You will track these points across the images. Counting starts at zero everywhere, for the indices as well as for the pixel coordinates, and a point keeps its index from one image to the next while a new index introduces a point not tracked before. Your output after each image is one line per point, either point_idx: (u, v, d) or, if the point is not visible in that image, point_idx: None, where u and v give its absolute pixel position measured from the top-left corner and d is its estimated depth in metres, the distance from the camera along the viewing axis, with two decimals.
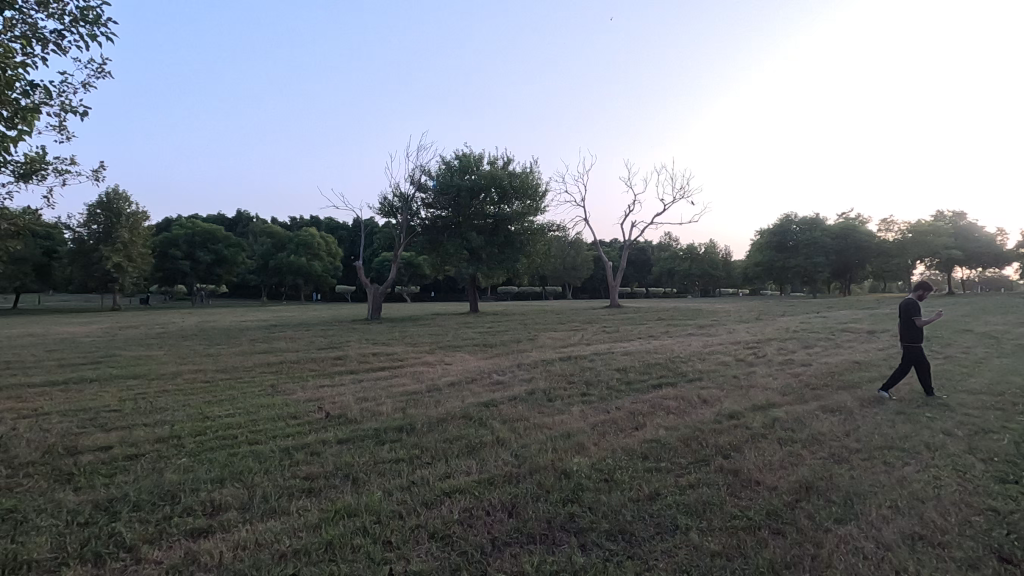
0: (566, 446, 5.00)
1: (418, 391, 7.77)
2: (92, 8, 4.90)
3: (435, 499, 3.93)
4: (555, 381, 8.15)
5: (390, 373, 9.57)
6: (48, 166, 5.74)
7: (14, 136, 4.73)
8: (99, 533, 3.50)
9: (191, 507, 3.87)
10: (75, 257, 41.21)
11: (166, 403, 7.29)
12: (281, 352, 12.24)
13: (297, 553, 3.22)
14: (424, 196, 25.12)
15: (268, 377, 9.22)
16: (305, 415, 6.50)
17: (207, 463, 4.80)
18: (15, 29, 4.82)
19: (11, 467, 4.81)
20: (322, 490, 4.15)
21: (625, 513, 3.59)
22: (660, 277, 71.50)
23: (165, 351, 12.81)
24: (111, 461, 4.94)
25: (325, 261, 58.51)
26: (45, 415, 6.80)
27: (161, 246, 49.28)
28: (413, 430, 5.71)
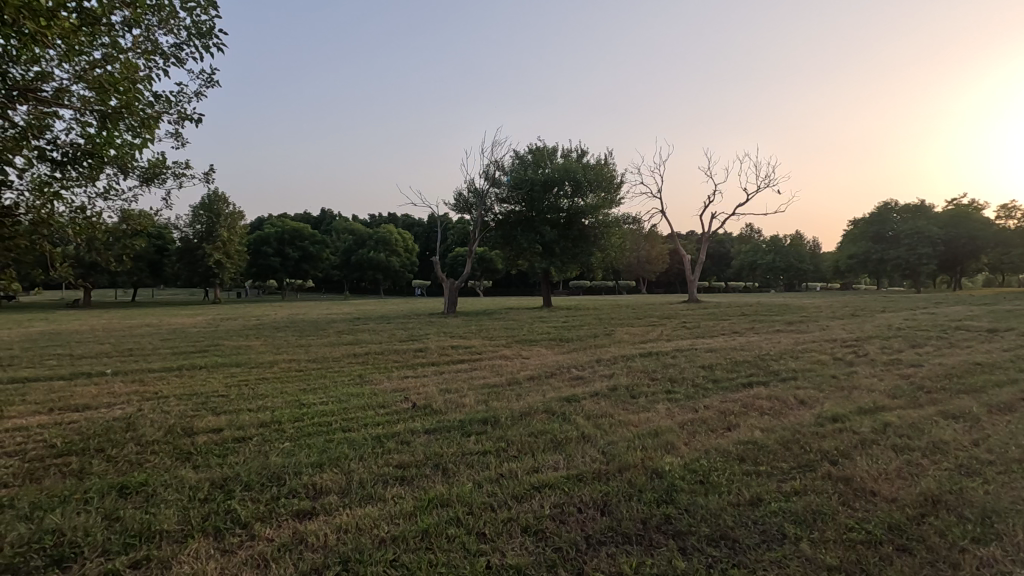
0: (654, 445, 4.84)
1: (500, 384, 7.84)
2: (206, 20, 5.27)
3: (524, 493, 3.91)
4: (638, 377, 7.95)
5: (470, 365, 9.73)
6: (168, 171, 6.27)
7: (140, 143, 5.18)
8: (217, 509, 3.78)
9: (296, 489, 4.09)
10: (183, 254, 45.35)
11: (266, 390, 7.80)
12: (365, 344, 12.80)
13: (395, 539, 3.31)
14: (498, 191, 25.48)
15: (356, 367, 9.64)
16: (392, 404, 6.73)
17: (306, 448, 5.07)
18: (141, 46, 5.25)
19: (139, 445, 5.31)
20: (415, 479, 4.26)
21: (725, 517, 3.41)
22: (741, 272, 68.38)
23: (262, 341, 13.75)
24: (223, 442, 5.34)
25: (403, 258, 60.66)
26: (164, 398, 7.49)
27: (255, 244, 53.07)
28: (496, 423, 5.74)
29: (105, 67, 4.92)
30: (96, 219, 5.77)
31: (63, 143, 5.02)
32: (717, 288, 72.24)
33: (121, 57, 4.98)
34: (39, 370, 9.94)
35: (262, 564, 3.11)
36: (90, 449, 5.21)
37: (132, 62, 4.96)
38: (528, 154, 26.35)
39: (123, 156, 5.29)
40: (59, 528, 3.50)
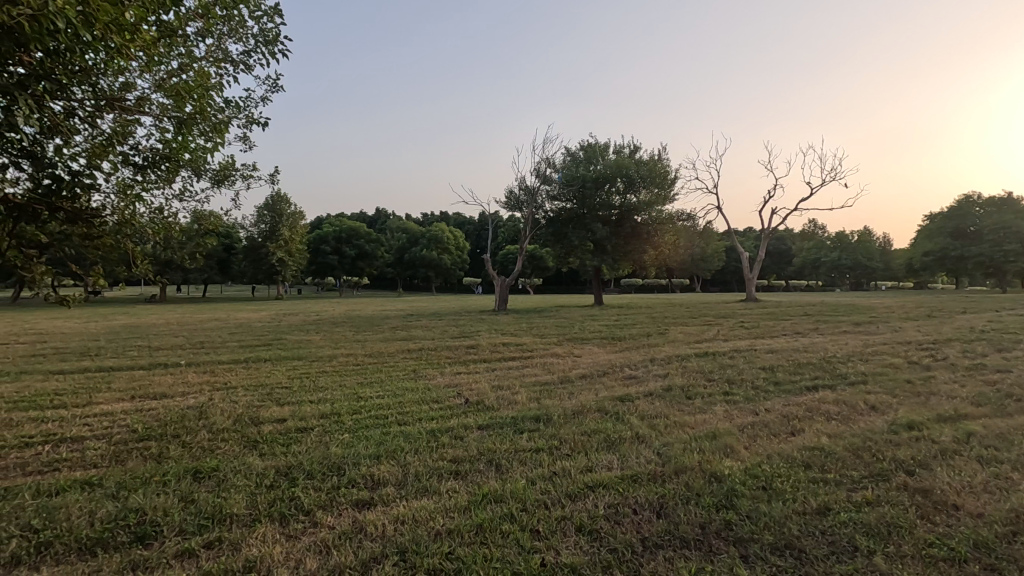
0: (713, 447, 4.69)
1: (552, 382, 7.81)
2: (272, 28, 5.50)
3: (578, 492, 3.88)
4: (694, 378, 7.73)
5: (521, 362, 9.75)
6: (237, 173, 6.59)
7: (212, 147, 5.48)
8: (283, 495, 3.95)
9: (355, 480, 4.22)
10: (248, 253, 47.81)
11: (326, 383, 8.11)
12: (419, 340, 13.07)
13: (450, 532, 3.36)
14: (549, 189, 25.37)
15: (410, 362, 9.87)
16: (446, 400, 6.83)
17: (364, 439, 5.23)
18: (213, 54, 5.54)
19: (211, 432, 5.64)
20: (469, 474, 4.30)
21: (790, 526, 3.26)
22: (803, 270, 65.32)
23: (321, 336, 14.31)
24: (286, 432, 5.59)
25: (454, 256, 61.55)
26: (232, 388, 7.92)
27: (314, 243, 55.29)
28: (548, 421, 5.72)
29: (181, 76, 5.22)
30: (173, 219, 6.16)
31: (144, 149, 5.36)
32: (776, 288, 69.20)
33: (195, 66, 5.27)
34: (123, 359, 10.73)
35: (324, 550, 3.22)
36: (167, 434, 5.56)
37: (204, 71, 5.24)
38: (580, 151, 26.19)
39: (197, 159, 5.60)
40: (142, 507, 3.75)
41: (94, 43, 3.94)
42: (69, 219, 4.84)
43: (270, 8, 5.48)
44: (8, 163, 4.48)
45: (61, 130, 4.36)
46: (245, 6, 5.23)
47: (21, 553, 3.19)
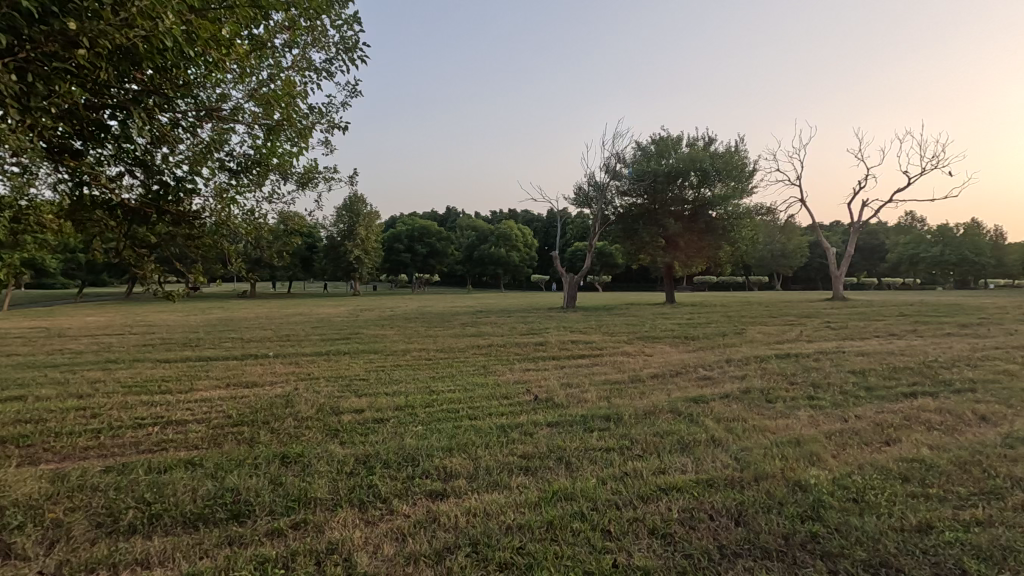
0: (797, 455, 4.43)
1: (622, 381, 7.68)
2: (352, 35, 5.75)
3: (651, 494, 3.79)
4: (774, 380, 7.34)
5: (590, 360, 9.66)
6: (320, 175, 6.95)
7: (297, 151, 5.81)
8: (362, 482, 4.14)
9: (428, 470, 4.35)
10: (328, 251, 50.38)
11: (400, 376, 8.42)
12: (488, 336, 13.26)
13: (521, 527, 3.39)
14: (619, 184, 24.89)
15: (480, 358, 10.04)
16: (515, 396, 6.88)
17: (437, 432, 5.37)
18: (299, 64, 5.86)
19: (296, 419, 6.00)
20: (538, 470, 4.32)
21: (886, 542, 3.02)
22: (898, 266, 60.26)
23: (395, 330, 14.86)
24: (365, 422, 5.86)
25: (523, 253, 61.86)
26: (315, 379, 8.40)
27: (389, 241, 57.39)
28: (619, 420, 5.63)
29: (270, 85, 5.56)
30: (263, 220, 6.59)
31: (238, 155, 5.76)
32: (867, 285, 64.29)
33: (283, 76, 5.61)
34: (219, 350, 11.64)
35: (400, 537, 3.34)
36: (258, 420, 5.99)
37: (291, 79, 5.56)
38: (652, 145, 25.53)
39: (284, 163, 5.96)
40: (236, 487, 4.05)
41: (196, 58, 4.28)
42: (174, 221, 5.30)
43: (349, 16, 5.73)
44: (124, 171, 4.94)
45: (168, 140, 4.77)
46: (327, 15, 5.49)
47: (137, 523, 3.54)
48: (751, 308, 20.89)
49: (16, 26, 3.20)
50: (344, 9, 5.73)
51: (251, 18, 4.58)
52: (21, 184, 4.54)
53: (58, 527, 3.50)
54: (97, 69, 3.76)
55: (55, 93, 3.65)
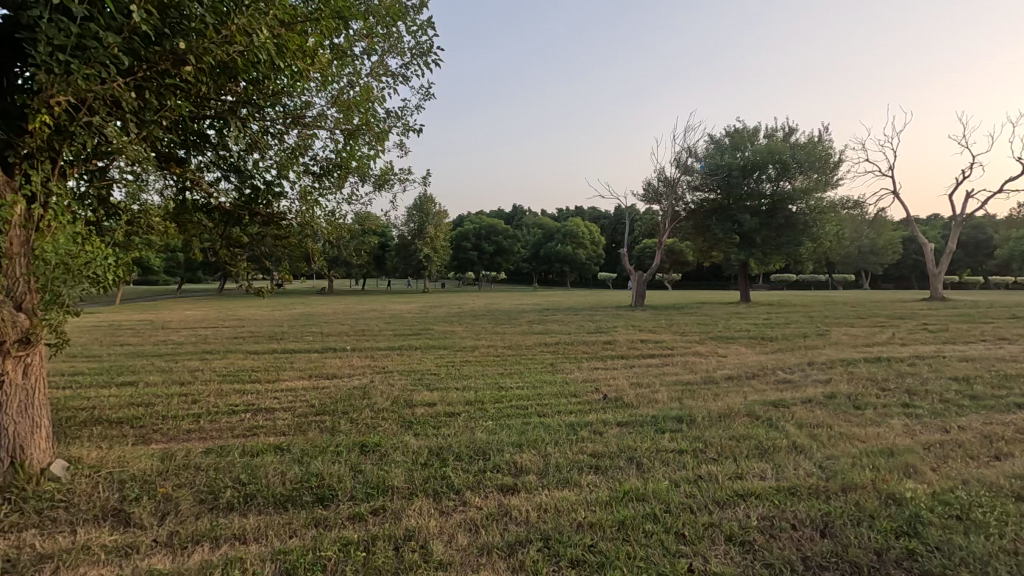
0: (890, 466, 4.13)
1: (695, 382, 7.46)
2: (426, 40, 5.92)
3: (727, 499, 3.67)
4: (863, 386, 6.86)
5: (661, 360, 9.44)
6: (395, 177, 7.20)
7: (374, 154, 6.05)
8: (436, 473, 4.28)
9: (499, 465, 4.42)
10: (399, 249, 52.13)
11: (470, 372, 8.59)
12: (555, 334, 13.27)
13: (593, 525, 3.38)
14: (690, 179, 24.10)
15: (548, 356, 10.06)
16: (583, 394, 6.85)
17: (507, 427, 5.45)
18: (376, 70, 6.11)
19: (373, 411, 6.29)
20: (609, 469, 4.28)
21: (997, 566, 2.76)
22: (1009, 263, 54.43)
23: (464, 327, 15.18)
24: (437, 415, 6.04)
25: (589, 251, 61.17)
26: (389, 373, 8.74)
27: (457, 240, 58.60)
28: (692, 422, 5.47)
29: (350, 91, 5.82)
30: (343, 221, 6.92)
31: (321, 159, 6.09)
32: (970, 284, 58.59)
33: (362, 82, 5.86)
34: (302, 343, 12.35)
35: (474, 528, 3.43)
36: (338, 410, 6.33)
37: (369, 85, 5.81)
38: (726, 138, 24.50)
39: (362, 166, 6.23)
40: (320, 472, 4.30)
41: (285, 70, 4.56)
42: (264, 221, 5.68)
43: (423, 21, 5.89)
44: (220, 176, 5.34)
45: (259, 146, 5.13)
46: (403, 22, 5.68)
47: (234, 501, 3.84)
48: (835, 309, 19.60)
49: (134, 48, 3.57)
50: (419, 16, 5.90)
51: (334, 29, 4.83)
52: (134, 190, 5.01)
53: (168, 501, 3.87)
54: (200, 83, 4.09)
55: (165, 107, 4.02)
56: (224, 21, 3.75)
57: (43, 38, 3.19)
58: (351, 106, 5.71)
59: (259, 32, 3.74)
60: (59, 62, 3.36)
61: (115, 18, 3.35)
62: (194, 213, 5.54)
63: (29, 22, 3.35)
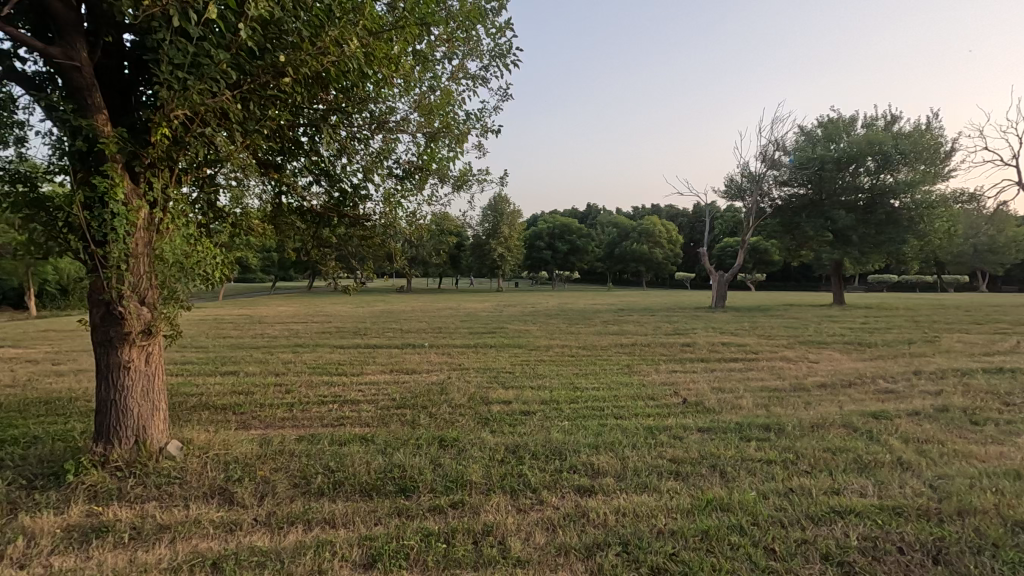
0: (1018, 490, 3.68)
1: (783, 389, 7.03)
2: (505, 41, 5.98)
3: (822, 516, 3.42)
4: (983, 399, 6.17)
5: (745, 365, 8.99)
6: (473, 177, 7.34)
7: (453, 156, 6.20)
8: (512, 471, 4.31)
9: (576, 466, 4.39)
10: (474, 249, 53.12)
11: (545, 371, 8.60)
12: (631, 335, 12.99)
13: (674, 534, 3.27)
14: (777, 174, 22.79)
15: (624, 357, 9.87)
16: (662, 397, 6.65)
17: (583, 428, 5.40)
18: (456, 73, 6.25)
19: (451, 406, 6.45)
20: (690, 476, 4.13)
21: None
22: None
23: (539, 326, 15.21)
24: (513, 413, 6.10)
25: (667, 250, 59.35)
26: (466, 370, 8.92)
27: (530, 239, 58.89)
28: (781, 431, 5.15)
29: (431, 95, 5.99)
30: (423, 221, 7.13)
31: (404, 162, 6.31)
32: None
33: (442, 86, 6.01)
34: (383, 339, 12.89)
35: (551, 527, 3.42)
36: (418, 404, 6.55)
37: (449, 88, 5.95)
38: (819, 128, 22.96)
39: (442, 168, 6.40)
40: (403, 464, 4.46)
41: (371, 77, 4.76)
42: (351, 222, 5.96)
43: (502, 23, 5.96)
44: (312, 181, 5.66)
45: (347, 151, 5.40)
46: (483, 25, 5.76)
47: (324, 487, 4.07)
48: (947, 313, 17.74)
49: (241, 64, 3.87)
50: (498, 18, 5.97)
51: (418, 35, 4.99)
52: (237, 195, 5.43)
53: (266, 483, 4.17)
54: (294, 93, 4.36)
55: (265, 117, 4.32)
56: (318, 34, 3.98)
57: (165, 58, 3.53)
58: (432, 109, 5.88)
59: (349, 42, 3.93)
60: (177, 79, 3.71)
61: (225, 37, 3.65)
62: (289, 216, 5.92)
63: (152, 44, 3.71)
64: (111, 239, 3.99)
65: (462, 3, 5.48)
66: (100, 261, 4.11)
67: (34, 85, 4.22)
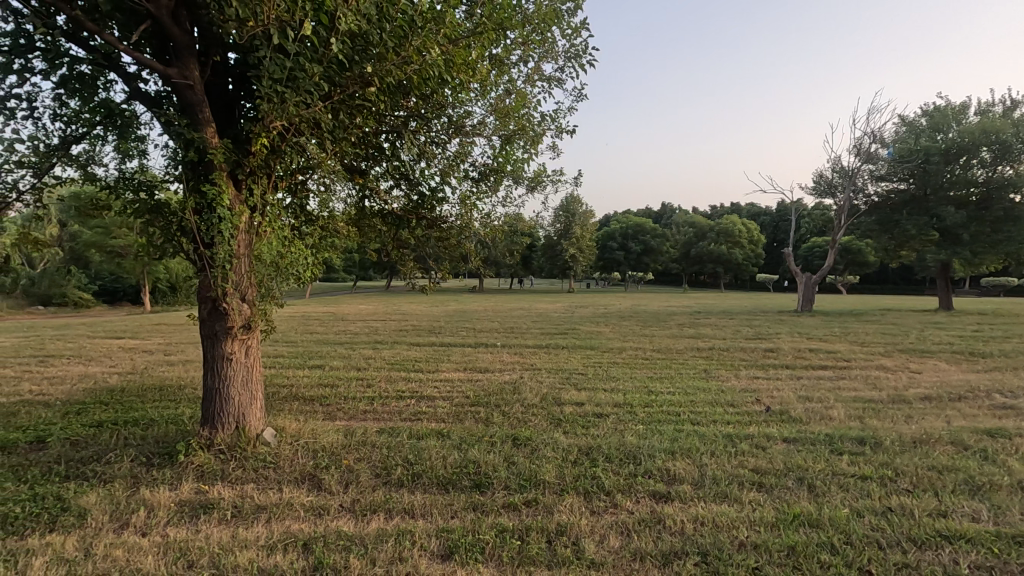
0: None
1: (879, 400, 6.52)
2: (581, 41, 5.95)
3: (926, 539, 3.15)
4: None
5: (835, 373, 8.41)
6: (548, 178, 7.36)
7: (527, 158, 6.26)
8: (586, 472, 4.29)
9: (651, 471, 4.30)
10: (546, 249, 53.18)
11: (618, 373, 8.47)
12: (708, 338, 12.51)
13: (757, 547, 3.13)
14: (874, 168, 21.07)
15: (701, 361, 9.53)
16: (742, 404, 6.36)
17: (658, 433, 5.28)
18: (532, 75, 6.29)
19: (523, 406, 6.51)
20: (775, 488, 3.93)
21: None
22: None
23: (611, 328, 15.00)
24: (586, 414, 6.06)
25: (747, 250, 56.61)
26: (538, 370, 8.97)
27: (602, 240, 58.16)
28: (878, 446, 4.78)
29: (507, 98, 6.07)
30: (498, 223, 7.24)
31: (479, 164, 6.43)
32: None
33: (517, 89, 6.08)
34: (457, 338, 13.21)
35: (626, 531, 3.38)
36: (491, 402, 6.67)
37: (524, 91, 6.01)
38: (923, 118, 21.00)
39: (516, 169, 6.47)
40: (478, 460, 4.56)
41: (450, 83, 4.90)
42: (428, 224, 6.17)
43: (578, 24, 5.94)
44: (393, 184, 5.91)
45: (426, 155, 5.57)
46: (558, 26, 5.77)
47: (403, 478, 4.24)
48: None
49: (332, 76, 4.12)
50: (573, 18, 5.97)
51: (496, 40, 5.07)
52: (325, 199, 5.77)
53: (351, 471, 4.41)
54: (379, 100, 4.57)
55: (352, 124, 4.57)
56: (402, 44, 4.15)
57: (266, 74, 3.81)
58: (508, 112, 5.97)
59: (431, 50, 4.07)
60: (276, 93, 4.00)
61: (319, 51, 3.89)
62: (372, 219, 6.22)
63: (254, 60, 4.02)
64: (218, 241, 4.36)
65: (538, 5, 5.53)
66: (208, 261, 4.51)
67: (154, 103, 4.69)
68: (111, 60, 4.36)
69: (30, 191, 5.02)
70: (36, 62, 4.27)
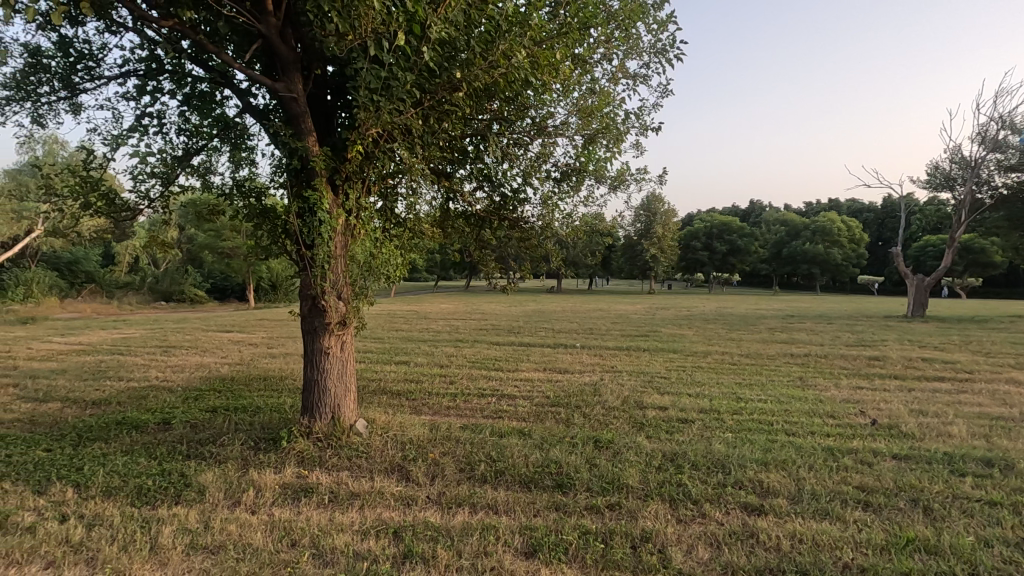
0: None
1: (1010, 418, 5.81)
2: (667, 34, 5.78)
3: None
4: None
5: (954, 385, 7.58)
6: (631, 176, 7.22)
7: (610, 156, 6.17)
8: (671, 479, 4.17)
9: (742, 482, 4.09)
10: (625, 249, 52.07)
11: (705, 378, 8.13)
12: (804, 343, 11.74)
13: (864, 571, 2.89)
14: (1003, 157, 18.67)
15: (795, 368, 8.93)
16: (844, 416, 5.90)
17: (749, 442, 5.02)
18: (615, 73, 6.19)
19: (605, 408, 6.42)
20: (884, 508, 3.62)
21: None
22: None
23: (695, 330, 14.43)
24: (670, 419, 5.88)
25: (847, 249, 52.41)
26: (619, 372, 8.80)
27: (685, 239, 56.02)
28: (1010, 469, 4.26)
29: (589, 98, 6.01)
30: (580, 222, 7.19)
31: (561, 164, 6.42)
32: None
33: (600, 88, 6.01)
34: (536, 338, 13.26)
35: (715, 543, 3.24)
36: (571, 403, 6.64)
37: (607, 88, 5.93)
38: None
39: (599, 168, 6.40)
40: (560, 460, 4.55)
41: (534, 85, 4.94)
42: (510, 225, 6.24)
43: (664, 18, 5.76)
44: (477, 186, 6.04)
45: (509, 156, 5.64)
46: (643, 22, 5.64)
47: (486, 474, 4.33)
48: None
49: (422, 84, 4.29)
50: (659, 12, 5.80)
51: (580, 40, 5.04)
52: (412, 202, 6.01)
53: (436, 464, 4.57)
54: (466, 105, 4.69)
55: (440, 130, 4.72)
56: (489, 48, 4.24)
57: (363, 85, 4.04)
58: (591, 112, 5.93)
59: (517, 53, 4.13)
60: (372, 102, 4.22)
61: (411, 59, 4.06)
62: (456, 220, 6.40)
63: (352, 72, 4.26)
64: (318, 242, 4.68)
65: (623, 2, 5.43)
66: (310, 261, 4.83)
67: (263, 115, 5.08)
68: (226, 77, 4.77)
69: (159, 198, 5.62)
70: (165, 83, 4.77)
